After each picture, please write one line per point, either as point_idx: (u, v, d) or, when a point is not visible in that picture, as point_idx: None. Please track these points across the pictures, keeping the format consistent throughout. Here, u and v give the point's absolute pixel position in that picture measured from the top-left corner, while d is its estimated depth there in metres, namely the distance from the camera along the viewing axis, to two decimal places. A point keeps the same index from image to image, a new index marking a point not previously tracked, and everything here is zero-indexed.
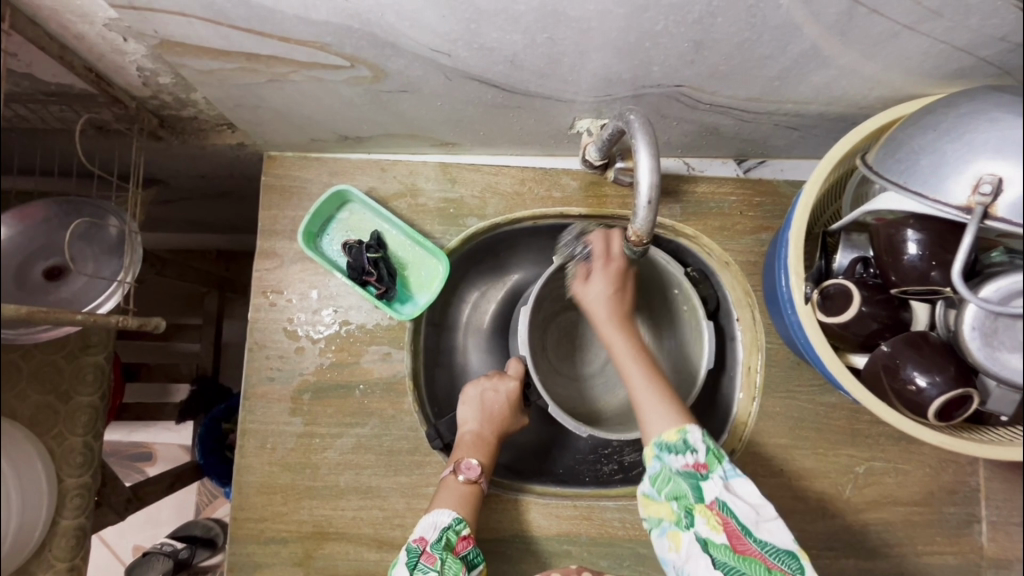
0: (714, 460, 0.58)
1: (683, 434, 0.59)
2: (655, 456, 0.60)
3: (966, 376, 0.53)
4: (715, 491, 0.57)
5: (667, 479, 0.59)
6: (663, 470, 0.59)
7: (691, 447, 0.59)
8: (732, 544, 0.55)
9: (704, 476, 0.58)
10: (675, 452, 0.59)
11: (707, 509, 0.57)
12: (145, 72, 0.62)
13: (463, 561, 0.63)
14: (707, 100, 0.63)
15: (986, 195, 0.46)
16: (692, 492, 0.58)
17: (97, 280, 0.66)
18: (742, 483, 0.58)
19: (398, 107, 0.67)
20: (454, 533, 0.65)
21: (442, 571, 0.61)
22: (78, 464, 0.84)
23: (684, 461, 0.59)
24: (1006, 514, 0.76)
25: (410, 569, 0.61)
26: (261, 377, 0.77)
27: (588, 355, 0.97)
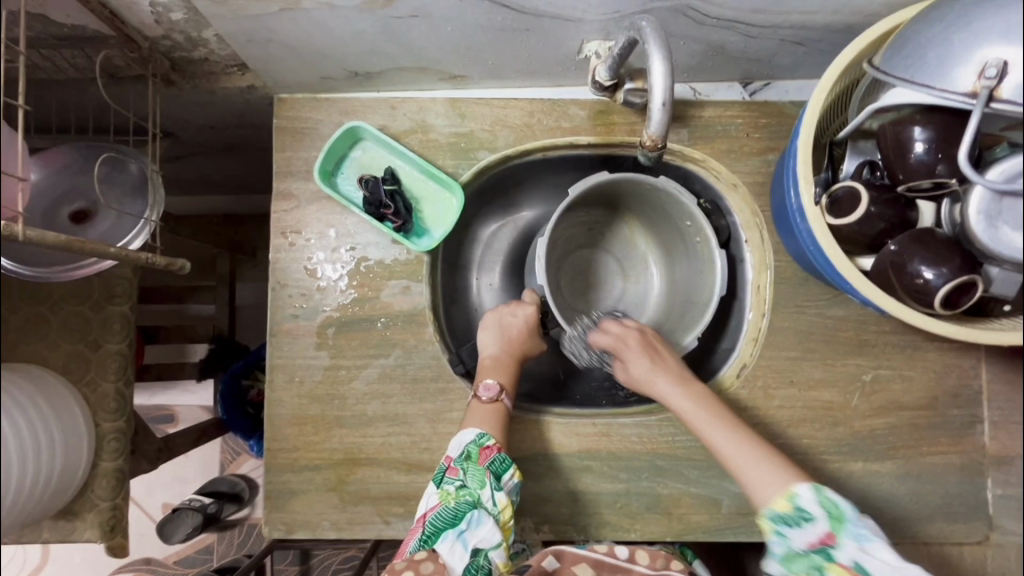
0: (839, 525, 0.59)
1: (794, 500, 0.61)
2: (775, 533, 0.61)
3: (970, 265, 0.56)
4: (849, 554, 0.58)
5: (797, 559, 0.60)
6: (788, 549, 0.60)
7: (807, 514, 0.60)
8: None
9: (833, 544, 0.59)
10: (794, 524, 0.60)
11: (845, 574, 0.57)
12: (157, 8, 0.62)
13: (487, 469, 0.67)
14: (714, 13, 0.64)
15: (991, 79, 0.47)
16: (822, 560, 0.59)
17: (125, 219, 0.68)
18: (878, 546, 0.58)
19: (408, 35, 0.67)
20: (477, 446, 0.68)
21: (465, 481, 0.66)
22: (113, 410, 0.84)
23: (808, 534, 0.59)
24: (1007, 414, 0.79)
25: (438, 485, 0.67)
26: (285, 315, 0.79)
27: (601, 291, 0.99)
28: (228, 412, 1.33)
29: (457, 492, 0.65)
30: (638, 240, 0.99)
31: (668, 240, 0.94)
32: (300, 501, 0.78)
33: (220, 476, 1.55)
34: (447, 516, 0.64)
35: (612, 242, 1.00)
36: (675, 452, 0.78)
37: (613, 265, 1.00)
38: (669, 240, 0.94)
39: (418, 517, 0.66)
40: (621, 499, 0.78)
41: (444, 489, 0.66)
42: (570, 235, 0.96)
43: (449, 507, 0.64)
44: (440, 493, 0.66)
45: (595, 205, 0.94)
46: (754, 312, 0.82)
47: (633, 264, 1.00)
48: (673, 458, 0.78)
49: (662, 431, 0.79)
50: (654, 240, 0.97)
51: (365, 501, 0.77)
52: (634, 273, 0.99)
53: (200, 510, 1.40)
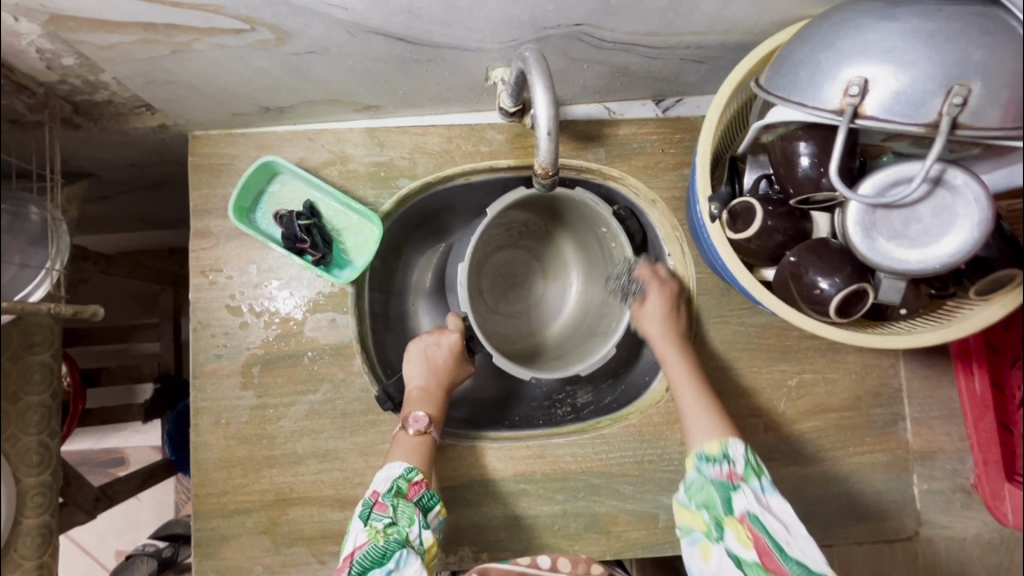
0: (751, 473, 0.66)
1: (724, 447, 0.67)
2: (695, 466, 0.68)
3: (860, 273, 0.57)
4: (745, 504, 0.64)
5: (700, 486, 0.67)
6: (698, 478, 0.67)
7: (728, 458, 0.66)
8: (764, 562, 0.62)
9: (735, 485, 0.65)
10: (713, 462, 0.67)
11: (736, 522, 0.64)
12: (46, 54, 0.61)
13: (416, 505, 0.66)
14: (609, 38, 0.65)
15: (855, 97, 0.49)
16: (723, 502, 0.65)
17: (27, 270, 0.65)
18: (774, 503, 0.64)
19: (310, 70, 0.67)
20: (406, 481, 0.67)
21: (394, 518, 0.65)
22: (36, 463, 0.83)
23: (719, 470, 0.66)
24: (927, 409, 0.81)
25: (363, 521, 0.66)
26: (208, 356, 0.78)
27: (523, 291, 1.01)
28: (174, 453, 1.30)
29: (385, 530, 0.64)
30: (556, 236, 0.98)
31: (581, 240, 0.95)
32: (231, 547, 0.75)
33: (174, 519, 1.50)
34: (376, 555, 0.62)
35: (529, 244, 1.00)
36: (610, 469, 0.79)
37: (533, 265, 1.01)
38: (583, 239, 0.94)
39: (344, 557, 0.64)
40: (559, 520, 0.78)
41: (371, 526, 0.65)
42: (489, 240, 0.95)
43: (377, 546, 0.63)
44: (368, 530, 0.64)
45: (515, 213, 0.92)
46: None
47: (551, 261, 1.00)
48: (608, 476, 0.78)
49: (596, 449, 0.79)
50: (571, 238, 0.97)
51: (298, 542, 0.75)
52: (553, 270, 1.00)
53: (154, 555, 1.35)
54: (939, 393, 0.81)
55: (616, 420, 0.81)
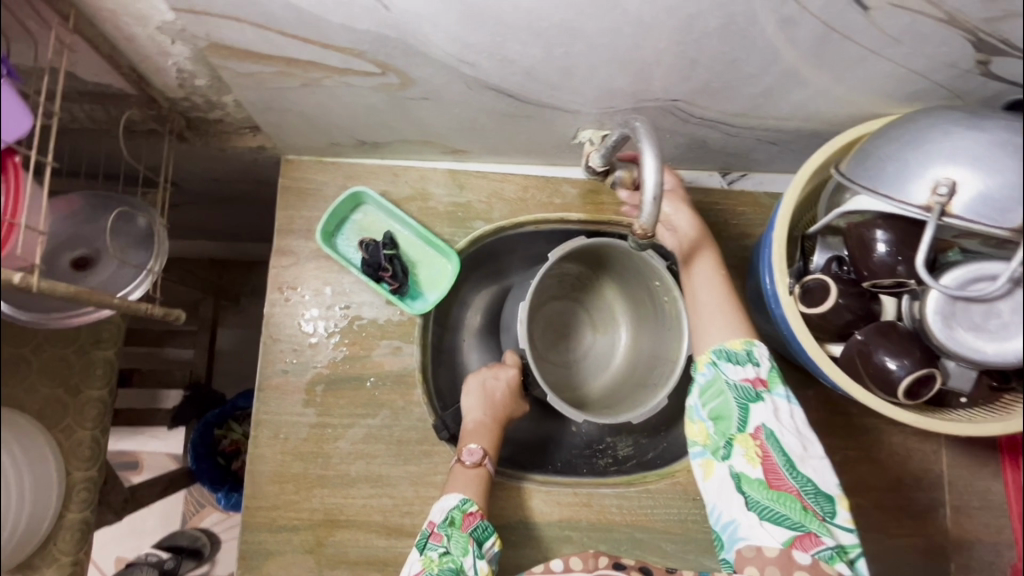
0: (774, 379, 0.63)
1: (749, 347, 0.65)
2: (711, 362, 0.65)
3: (928, 358, 0.61)
4: (761, 413, 0.61)
5: (719, 391, 0.63)
6: (716, 380, 0.64)
7: (753, 360, 0.64)
8: (768, 478, 0.59)
9: (759, 394, 0.62)
10: (736, 363, 0.64)
11: (748, 438, 0.60)
12: (184, 74, 0.66)
13: (471, 536, 0.66)
14: (699, 114, 0.70)
15: (943, 196, 0.52)
16: (739, 414, 0.62)
17: (126, 268, 0.69)
18: (794, 414, 0.62)
19: (417, 114, 0.72)
20: (460, 513, 0.68)
21: (448, 548, 0.64)
22: (87, 457, 0.81)
23: (743, 374, 0.63)
24: (966, 498, 0.82)
25: (420, 551, 0.65)
26: (275, 370, 0.80)
27: (572, 342, 1.02)
28: (198, 462, 1.30)
29: (440, 558, 0.63)
30: (605, 291, 1.01)
31: (633, 296, 0.97)
32: (275, 563, 0.76)
33: (181, 530, 1.48)
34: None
35: (580, 294, 1.03)
36: (654, 524, 0.80)
37: (582, 317, 1.03)
38: (633, 294, 0.97)
39: None
40: None
41: (426, 556, 0.64)
42: (543, 288, 0.98)
43: (433, 573, 0.62)
44: (423, 559, 0.64)
45: (569, 263, 0.96)
46: None
47: (600, 315, 1.03)
48: (651, 531, 0.79)
49: (641, 503, 0.80)
50: (621, 293, 1.00)
51: (342, 565, 0.76)
52: (601, 324, 1.03)
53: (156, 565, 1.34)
54: (979, 484, 0.83)
55: (662, 476, 0.83)
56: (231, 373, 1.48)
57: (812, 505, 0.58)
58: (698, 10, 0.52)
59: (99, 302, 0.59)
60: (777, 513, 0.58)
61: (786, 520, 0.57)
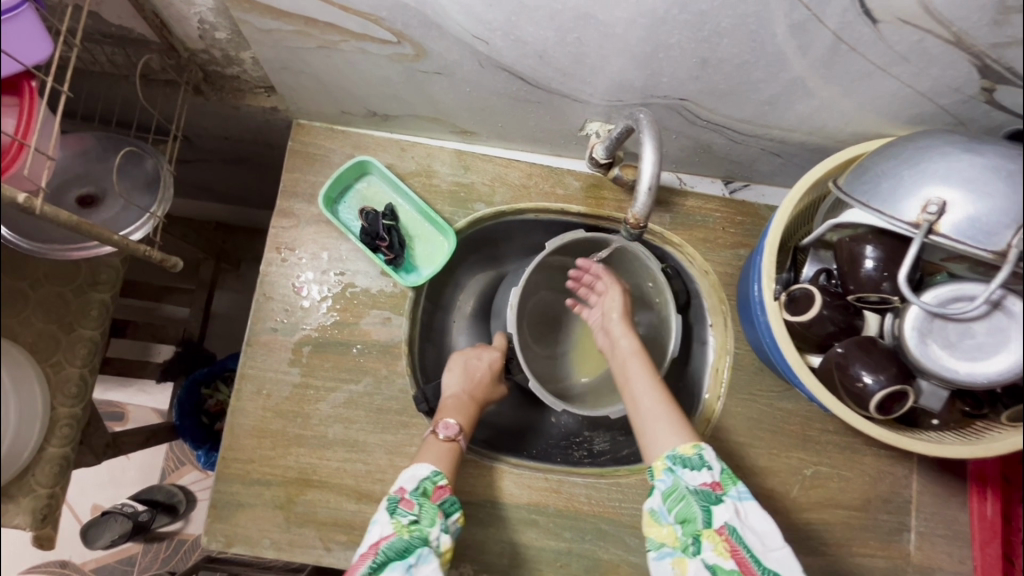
0: (728, 480, 0.62)
1: (699, 450, 0.62)
2: (667, 469, 0.62)
3: (904, 375, 0.61)
4: (724, 514, 0.59)
5: (680, 497, 0.60)
6: (676, 486, 0.61)
7: (706, 463, 0.62)
8: (742, 573, 0.57)
9: (718, 497, 0.60)
10: (691, 467, 0.62)
11: (715, 534, 0.58)
12: (205, 25, 0.67)
13: (439, 508, 0.67)
14: (706, 117, 0.71)
15: (932, 214, 0.53)
16: (702, 515, 0.59)
17: (130, 210, 0.70)
18: (753, 510, 0.60)
19: (429, 89, 0.73)
20: (431, 483, 0.69)
21: (418, 516, 0.66)
22: (72, 395, 0.76)
23: (700, 478, 0.61)
24: (932, 526, 0.83)
25: (389, 515, 0.66)
26: (265, 327, 0.81)
27: (561, 335, 1.03)
28: (182, 418, 1.30)
29: (409, 525, 0.64)
30: None
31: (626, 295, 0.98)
32: (244, 515, 0.77)
33: (158, 485, 1.48)
34: (400, 547, 0.62)
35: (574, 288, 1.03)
36: (621, 518, 0.81)
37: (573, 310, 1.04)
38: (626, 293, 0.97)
39: (368, 544, 0.64)
40: (562, 558, 0.79)
41: (395, 520, 0.65)
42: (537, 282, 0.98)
43: (403, 538, 0.63)
44: (393, 524, 0.65)
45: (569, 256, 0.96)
46: (710, 395, 0.87)
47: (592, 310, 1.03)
48: (617, 524, 0.80)
49: (610, 496, 0.81)
50: None
51: (310, 524, 0.77)
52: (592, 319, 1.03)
53: (130, 517, 1.37)
54: (947, 513, 0.83)
55: (633, 471, 0.84)
56: (224, 334, 1.49)
57: None
58: (709, 7, 0.53)
59: (100, 237, 0.60)
60: None
61: None
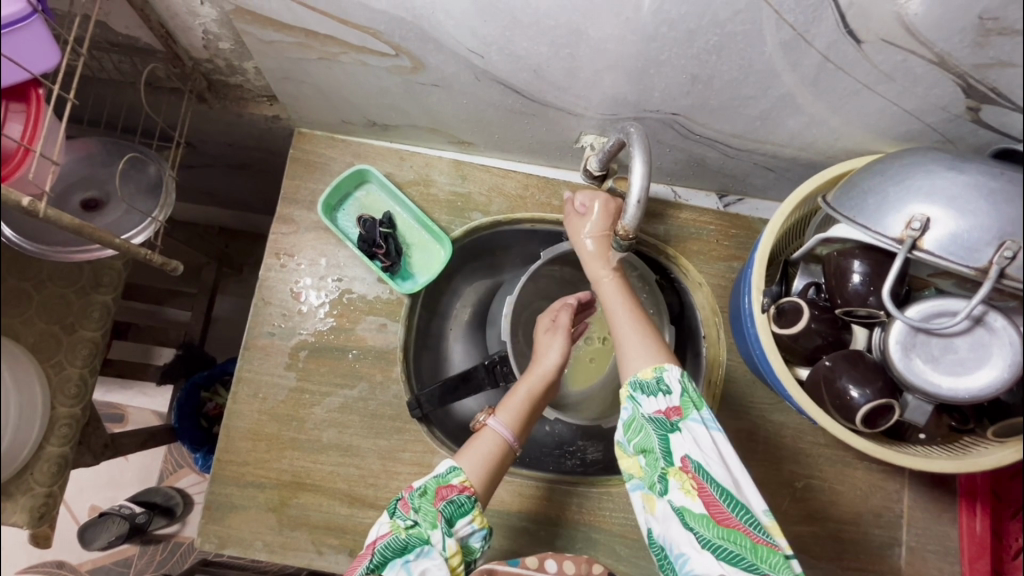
0: (689, 405, 0.60)
1: (659, 372, 0.63)
2: (628, 398, 0.63)
3: (890, 389, 0.62)
4: (685, 445, 0.59)
5: (639, 428, 0.61)
6: (636, 416, 0.62)
7: (665, 389, 0.62)
8: (710, 513, 0.57)
9: (675, 425, 0.60)
10: (652, 394, 0.62)
11: (680, 472, 0.58)
12: (209, 36, 0.69)
13: (440, 511, 0.64)
14: (698, 131, 0.72)
15: (916, 230, 0.53)
16: (662, 447, 0.60)
17: (132, 214, 0.71)
18: (715, 438, 0.59)
19: (427, 101, 0.75)
20: (438, 483, 0.67)
21: (416, 520, 0.64)
22: (72, 395, 0.77)
23: (657, 407, 0.61)
24: (923, 541, 0.83)
25: (390, 516, 0.66)
26: (262, 331, 0.82)
27: None
28: (180, 421, 1.31)
29: (406, 528, 0.64)
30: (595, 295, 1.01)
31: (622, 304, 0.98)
32: (237, 517, 0.78)
33: (156, 487, 1.49)
34: (396, 546, 0.63)
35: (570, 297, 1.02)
36: (611, 527, 0.81)
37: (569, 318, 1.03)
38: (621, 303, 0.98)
39: (368, 544, 0.65)
40: None
41: (393, 522, 0.65)
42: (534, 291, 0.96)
43: (398, 538, 0.63)
44: (392, 523, 0.65)
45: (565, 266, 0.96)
46: None
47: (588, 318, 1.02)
48: (607, 533, 0.81)
49: (601, 505, 0.82)
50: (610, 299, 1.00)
51: (302, 527, 0.78)
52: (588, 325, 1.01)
53: (127, 518, 1.37)
54: (938, 528, 0.83)
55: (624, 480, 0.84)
56: (224, 338, 1.50)
57: (760, 537, 0.56)
58: (697, 25, 0.54)
59: (103, 240, 0.61)
60: (730, 551, 0.56)
61: (725, 547, 0.56)
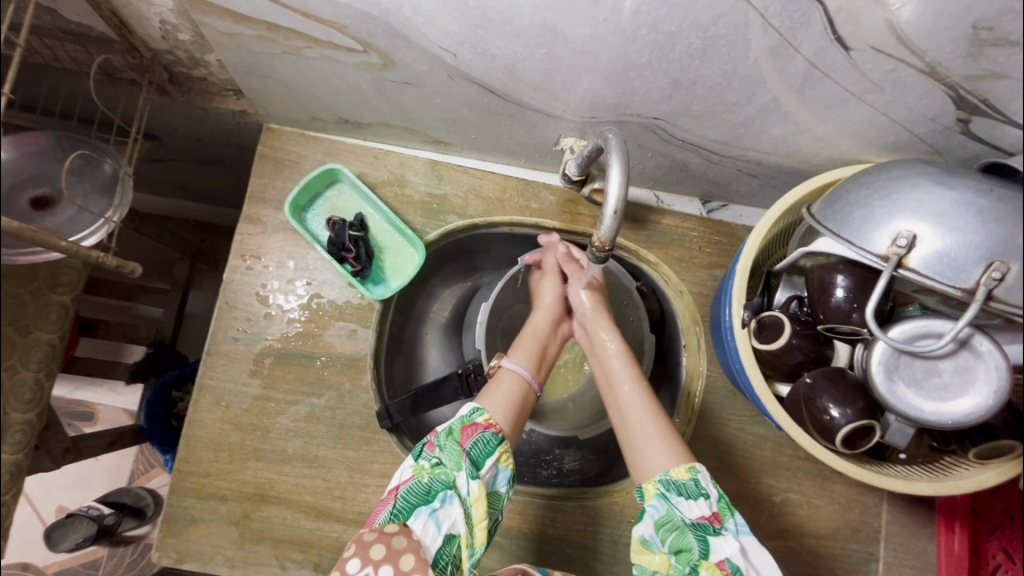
0: (726, 512, 0.61)
1: (694, 474, 0.62)
2: (660, 494, 0.61)
3: (871, 410, 0.60)
4: (725, 550, 0.58)
5: (674, 527, 0.59)
6: (669, 515, 0.60)
7: (703, 491, 0.61)
8: None
9: (715, 530, 0.59)
10: (686, 495, 0.60)
11: (715, 568, 0.57)
12: (166, 26, 0.65)
13: (466, 452, 0.62)
14: (681, 136, 0.70)
15: (902, 248, 0.51)
16: (699, 546, 0.58)
17: (84, 214, 0.68)
18: (750, 547, 0.59)
19: (399, 99, 0.71)
20: (462, 424, 0.65)
21: (442, 460, 0.62)
22: (26, 400, 0.73)
23: (697, 510, 0.60)
24: (901, 556, 0.82)
25: (415, 459, 0.63)
26: (226, 336, 0.79)
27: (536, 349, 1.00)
28: (150, 421, 1.27)
29: (432, 469, 0.62)
30: None
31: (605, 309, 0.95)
32: (197, 531, 0.74)
33: (126, 488, 1.45)
34: (419, 492, 0.60)
35: None
36: (586, 542, 0.79)
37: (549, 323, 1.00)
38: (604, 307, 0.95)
39: (390, 490, 0.62)
40: None
41: (419, 464, 0.62)
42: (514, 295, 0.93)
43: (422, 482, 0.60)
44: (414, 468, 0.62)
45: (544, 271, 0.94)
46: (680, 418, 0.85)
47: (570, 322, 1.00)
48: (582, 548, 0.79)
49: (576, 519, 0.80)
50: None
51: (265, 541, 0.75)
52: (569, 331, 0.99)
53: (95, 519, 1.33)
54: (916, 544, 0.82)
55: (601, 493, 0.82)
56: (198, 336, 1.46)
57: None
58: (679, 27, 0.52)
59: (44, 242, 0.58)
60: None
61: None
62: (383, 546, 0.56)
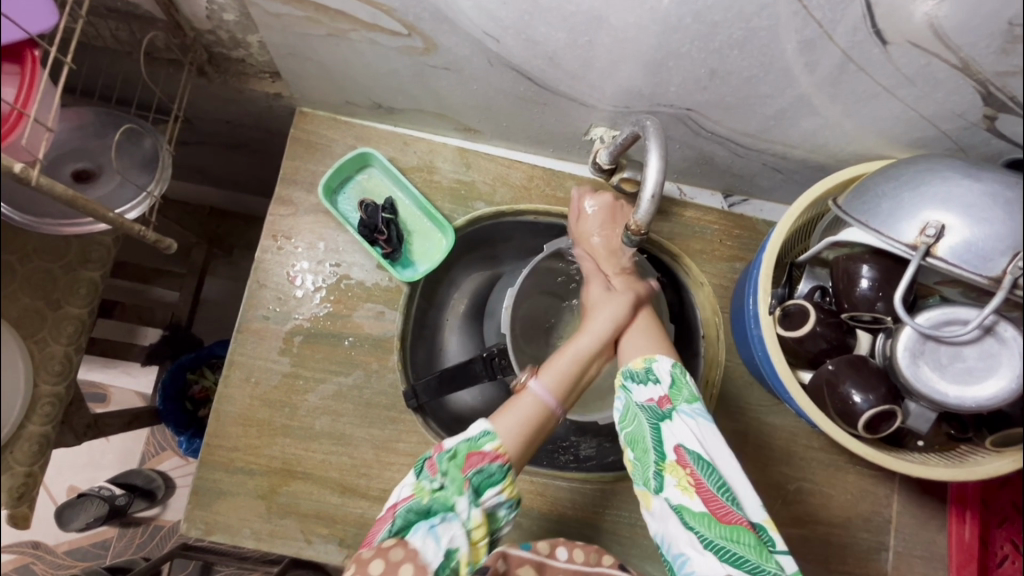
0: (679, 396, 0.61)
1: (648, 363, 0.64)
2: (623, 387, 0.65)
3: (893, 396, 0.62)
4: (678, 437, 0.59)
5: (634, 418, 0.63)
6: (631, 406, 0.63)
7: (654, 377, 0.63)
8: (711, 511, 0.56)
9: (666, 414, 0.60)
10: (642, 384, 0.63)
11: (677, 467, 0.58)
12: (213, 6, 0.67)
13: (468, 479, 0.59)
14: (711, 128, 0.72)
15: (930, 237, 0.53)
16: (653, 435, 0.60)
17: (127, 187, 0.69)
18: (707, 426, 0.60)
19: (436, 85, 0.73)
20: (468, 447, 0.61)
21: (443, 483, 0.60)
22: (57, 372, 0.72)
23: (648, 395, 0.62)
24: (910, 546, 0.84)
25: (416, 475, 0.61)
26: (257, 314, 0.80)
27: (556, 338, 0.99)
28: (165, 402, 1.28)
29: (432, 491, 0.59)
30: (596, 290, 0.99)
31: None
32: (225, 503, 0.76)
33: (137, 469, 1.45)
34: (419, 509, 0.59)
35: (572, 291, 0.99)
36: (602, 523, 0.81)
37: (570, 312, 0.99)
38: None
39: (389, 506, 0.61)
40: None
41: (421, 485, 0.60)
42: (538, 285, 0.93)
43: (421, 502, 0.59)
44: (415, 486, 0.61)
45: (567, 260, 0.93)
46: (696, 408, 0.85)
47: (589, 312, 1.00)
48: (599, 529, 0.81)
49: (594, 501, 0.81)
50: None
51: (291, 515, 0.76)
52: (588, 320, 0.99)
53: (106, 500, 1.35)
54: (925, 534, 0.84)
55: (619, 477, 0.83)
56: (213, 320, 1.47)
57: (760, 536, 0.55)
58: (722, 17, 0.54)
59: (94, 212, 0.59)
60: (734, 553, 0.54)
61: (727, 548, 0.55)
62: (381, 562, 0.56)
